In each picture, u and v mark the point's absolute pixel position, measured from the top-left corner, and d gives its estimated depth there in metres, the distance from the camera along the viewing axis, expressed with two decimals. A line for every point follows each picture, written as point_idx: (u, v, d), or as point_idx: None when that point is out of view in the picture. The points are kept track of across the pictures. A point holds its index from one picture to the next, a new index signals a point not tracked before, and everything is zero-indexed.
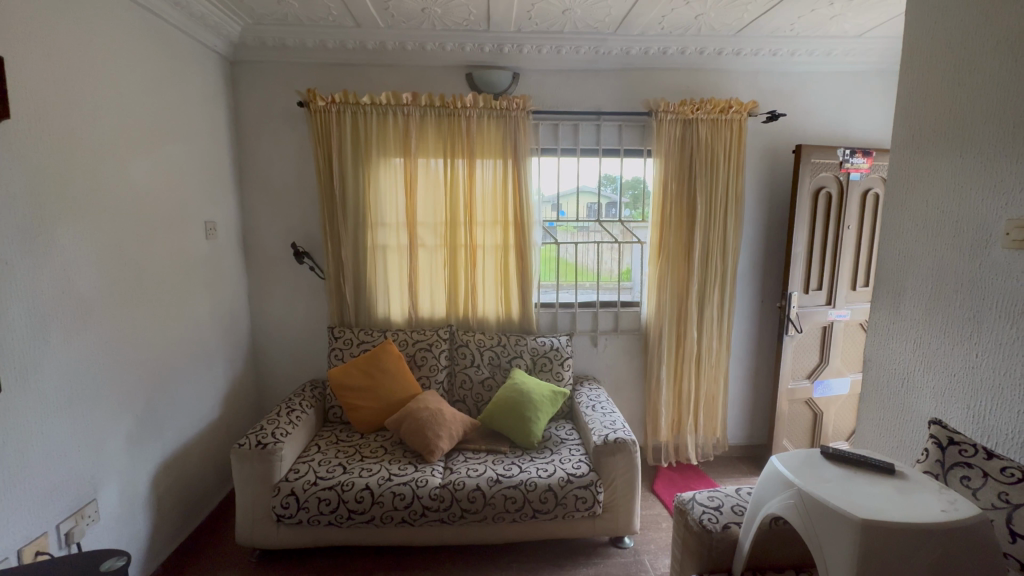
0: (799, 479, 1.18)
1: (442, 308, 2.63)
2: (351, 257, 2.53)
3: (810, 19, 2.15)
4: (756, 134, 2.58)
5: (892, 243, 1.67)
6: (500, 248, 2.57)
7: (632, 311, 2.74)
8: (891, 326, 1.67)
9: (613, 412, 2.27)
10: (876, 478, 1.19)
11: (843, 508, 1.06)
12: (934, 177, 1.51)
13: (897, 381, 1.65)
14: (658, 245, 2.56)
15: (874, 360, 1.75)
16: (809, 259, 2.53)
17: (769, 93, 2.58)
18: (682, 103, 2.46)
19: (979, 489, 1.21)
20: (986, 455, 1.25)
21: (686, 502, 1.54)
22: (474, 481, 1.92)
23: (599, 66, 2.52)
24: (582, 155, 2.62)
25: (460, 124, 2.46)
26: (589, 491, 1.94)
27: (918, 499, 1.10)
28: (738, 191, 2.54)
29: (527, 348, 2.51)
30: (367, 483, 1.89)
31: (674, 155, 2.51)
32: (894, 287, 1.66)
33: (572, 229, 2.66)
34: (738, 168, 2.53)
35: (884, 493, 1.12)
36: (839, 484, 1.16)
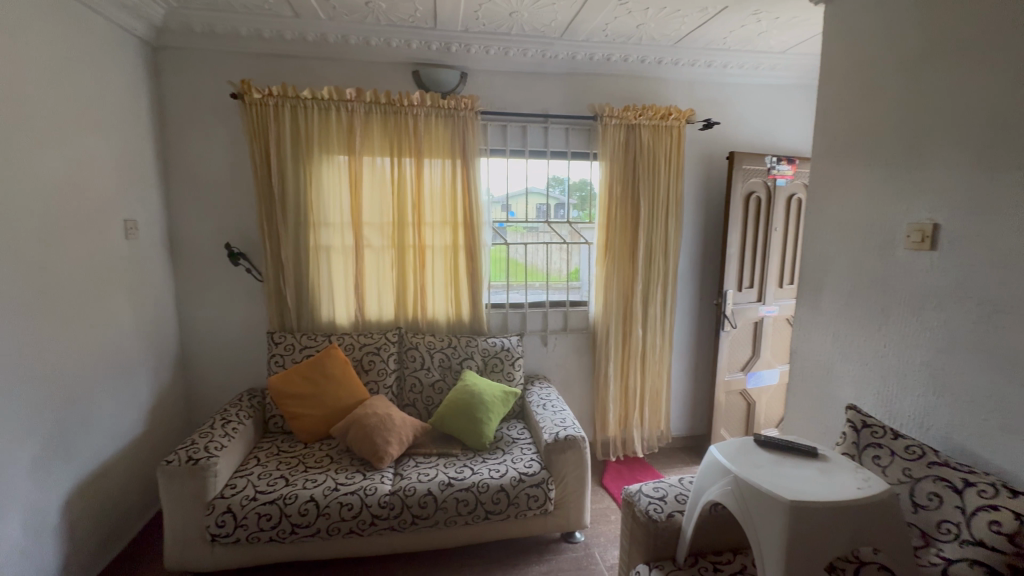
0: (735, 466, 1.26)
1: (390, 310, 2.57)
2: (292, 259, 2.41)
3: (740, 34, 2.29)
4: (694, 141, 2.72)
5: (813, 244, 1.81)
6: (449, 248, 2.55)
7: (580, 310, 2.80)
8: (813, 320, 1.82)
9: (563, 410, 2.32)
10: (802, 461, 1.29)
11: (773, 491, 1.14)
12: (848, 183, 1.66)
13: (818, 371, 1.80)
14: (605, 246, 2.63)
15: (799, 353, 1.89)
16: (742, 259, 2.70)
17: (705, 102, 2.72)
18: (626, 108, 2.54)
19: (887, 466, 1.34)
20: (893, 435, 1.39)
21: (633, 494, 1.59)
22: (425, 486, 1.88)
23: (546, 70, 2.55)
24: (530, 156, 2.64)
25: (407, 122, 2.41)
26: (541, 489, 1.96)
27: (838, 478, 1.20)
28: (678, 194, 2.67)
29: (478, 349, 2.50)
30: (311, 494, 1.81)
31: (618, 158, 2.59)
32: (815, 284, 1.81)
33: (521, 230, 2.68)
34: (677, 172, 2.65)
35: (809, 475, 1.21)
36: (770, 469, 1.24)
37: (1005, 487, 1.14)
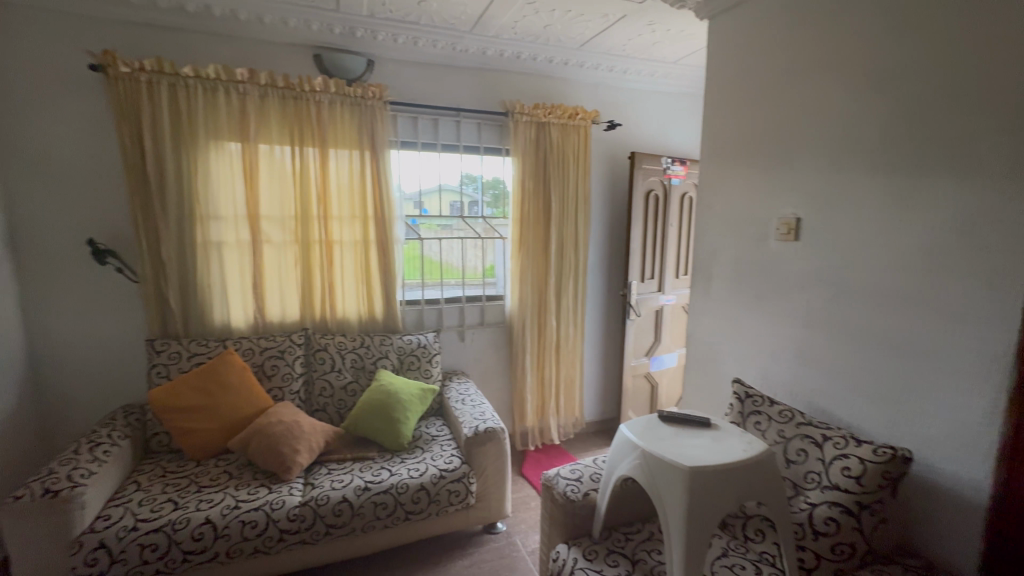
0: (642, 441, 1.36)
1: (295, 310, 2.39)
2: (176, 256, 2.15)
3: (637, 42, 2.46)
4: (599, 141, 2.88)
5: (703, 237, 2.01)
6: (360, 243, 2.43)
7: (496, 304, 2.83)
8: (705, 305, 2.01)
9: (482, 403, 2.33)
10: (698, 431, 1.42)
11: (675, 460, 1.25)
12: (730, 182, 1.86)
13: (710, 351, 2.00)
14: (519, 240, 2.69)
15: (694, 336, 2.09)
16: (643, 252, 2.91)
17: (608, 104, 2.89)
18: (535, 106, 2.61)
19: (765, 430, 1.54)
20: (770, 403, 1.60)
21: (552, 478, 1.65)
22: (339, 493, 1.78)
23: (457, 63, 2.53)
24: (443, 150, 2.61)
25: (309, 109, 2.25)
26: (461, 484, 1.96)
27: (727, 443, 1.34)
28: (586, 191, 2.80)
29: (393, 348, 2.43)
30: (207, 516, 1.63)
31: (530, 155, 2.65)
32: (705, 273, 2.00)
33: (436, 227, 2.64)
34: (585, 170, 2.78)
35: (704, 443, 1.34)
36: (672, 440, 1.36)
37: (853, 438, 1.36)
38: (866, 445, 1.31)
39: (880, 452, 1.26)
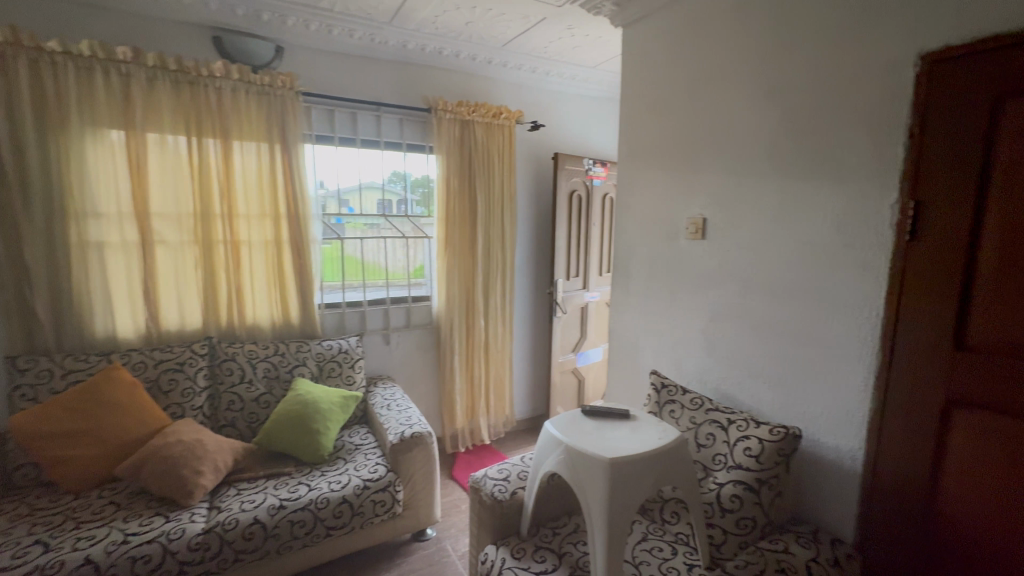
0: (566, 436, 1.38)
1: (196, 317, 2.17)
2: (43, 259, 1.86)
3: (558, 45, 2.51)
4: (523, 141, 2.90)
5: (621, 236, 2.09)
6: (271, 243, 2.26)
7: (423, 305, 2.76)
8: (625, 301, 2.10)
9: (409, 408, 2.26)
10: (619, 423, 1.48)
11: (596, 453, 1.28)
12: (645, 183, 1.95)
13: (630, 345, 2.09)
14: (445, 239, 2.64)
15: (615, 331, 2.17)
16: (568, 251, 2.98)
17: (532, 105, 2.93)
18: (459, 104, 2.58)
19: (679, 417, 1.64)
20: (683, 391, 1.71)
21: (479, 480, 1.63)
22: (249, 515, 1.64)
23: (375, 55, 2.43)
24: (362, 145, 2.50)
25: (208, 96, 2.05)
26: (387, 493, 1.88)
27: (645, 433, 1.41)
28: (512, 190, 2.82)
29: (311, 354, 2.28)
30: (86, 556, 1.42)
31: (454, 153, 2.62)
32: (624, 270, 2.09)
33: (361, 226, 2.53)
34: (510, 169, 2.80)
35: (623, 434, 1.40)
36: (594, 434, 1.40)
37: (753, 420, 1.48)
38: (764, 425, 1.43)
39: (775, 431, 1.39)
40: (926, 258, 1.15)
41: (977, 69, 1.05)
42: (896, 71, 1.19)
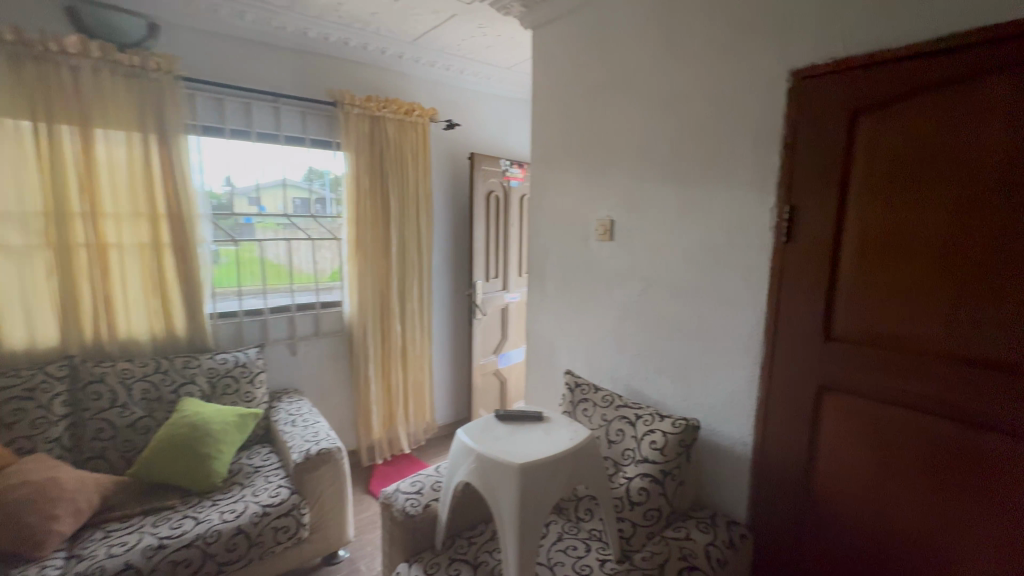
0: (478, 444, 1.35)
1: (50, 334, 1.85)
2: None
3: (471, 44, 2.47)
4: (439, 139, 2.83)
5: (536, 237, 2.10)
6: (148, 246, 1.99)
7: (333, 312, 2.60)
8: (540, 302, 2.11)
9: (317, 422, 2.10)
10: (532, 426, 1.47)
11: (507, 459, 1.26)
12: (557, 186, 1.97)
13: (546, 345, 2.11)
14: (356, 241, 2.50)
15: (532, 332, 2.18)
16: (487, 252, 2.96)
17: (447, 104, 2.86)
18: (368, 98, 2.45)
19: (591, 415, 1.67)
20: (595, 389, 1.75)
21: (390, 495, 1.55)
22: (119, 560, 1.42)
23: (272, 41, 2.24)
24: (259, 139, 2.28)
25: (60, 74, 1.75)
26: (291, 518, 1.73)
27: (557, 434, 1.41)
28: (428, 190, 2.73)
29: (200, 370, 2.04)
30: None
31: (364, 150, 2.48)
32: (539, 272, 2.10)
33: (274, 225, 2.36)
34: (425, 169, 2.71)
35: (535, 437, 1.39)
36: (507, 439, 1.38)
37: (657, 414, 1.54)
38: (668, 418, 1.49)
39: (677, 423, 1.46)
40: (800, 258, 1.26)
41: (837, 86, 1.16)
42: (771, 85, 1.29)
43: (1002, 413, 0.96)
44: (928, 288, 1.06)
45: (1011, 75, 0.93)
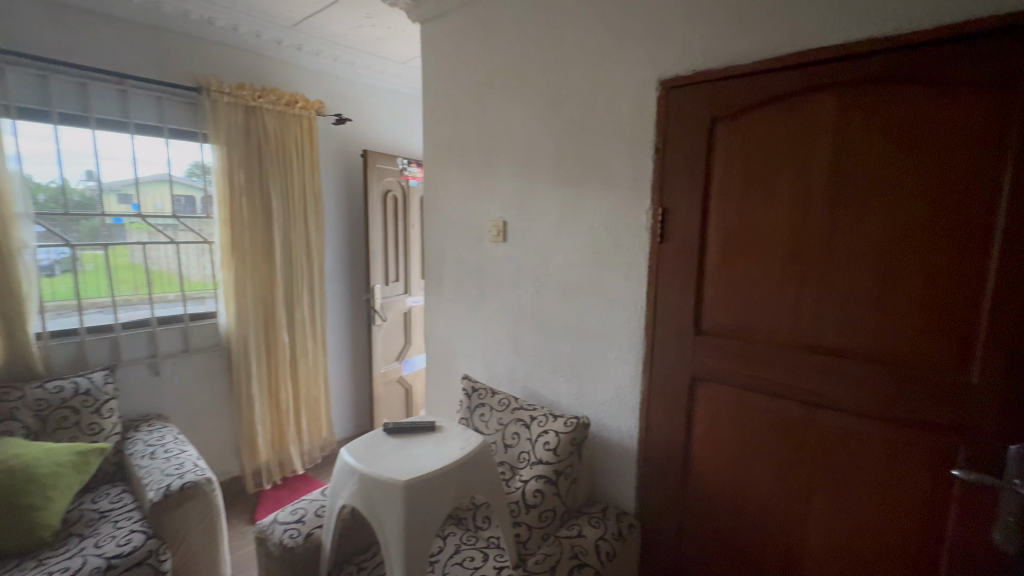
0: (361, 463, 1.25)
1: None
2: None
3: (358, 34, 2.30)
4: (328, 135, 2.64)
5: (431, 239, 2.03)
6: None
7: (206, 324, 2.30)
8: (437, 306, 2.05)
9: (183, 451, 1.84)
10: (422, 438, 1.40)
11: (390, 476, 1.17)
12: (450, 186, 1.92)
13: (444, 350, 2.05)
14: (232, 244, 2.24)
15: (430, 337, 2.11)
16: (385, 255, 2.83)
17: (336, 97, 2.68)
18: (240, 86, 2.21)
19: (488, 420, 1.64)
20: (492, 393, 1.72)
21: (266, 528, 1.40)
22: None
23: (114, 12, 1.91)
24: (99, 126, 1.94)
25: None
26: (144, 568, 1.45)
27: (448, 444, 1.35)
28: (316, 189, 2.54)
29: (23, 403, 1.69)
30: None
31: (238, 143, 2.23)
32: (436, 275, 2.04)
33: (145, 227, 2.09)
34: (313, 166, 2.52)
35: (425, 450, 1.32)
36: (394, 455, 1.29)
37: (551, 413, 1.55)
38: (560, 418, 1.51)
39: (568, 422, 1.47)
40: (672, 257, 1.33)
41: (698, 96, 1.24)
42: (644, 93, 1.35)
43: (835, 393, 1.08)
44: (776, 283, 1.16)
45: (833, 92, 1.05)
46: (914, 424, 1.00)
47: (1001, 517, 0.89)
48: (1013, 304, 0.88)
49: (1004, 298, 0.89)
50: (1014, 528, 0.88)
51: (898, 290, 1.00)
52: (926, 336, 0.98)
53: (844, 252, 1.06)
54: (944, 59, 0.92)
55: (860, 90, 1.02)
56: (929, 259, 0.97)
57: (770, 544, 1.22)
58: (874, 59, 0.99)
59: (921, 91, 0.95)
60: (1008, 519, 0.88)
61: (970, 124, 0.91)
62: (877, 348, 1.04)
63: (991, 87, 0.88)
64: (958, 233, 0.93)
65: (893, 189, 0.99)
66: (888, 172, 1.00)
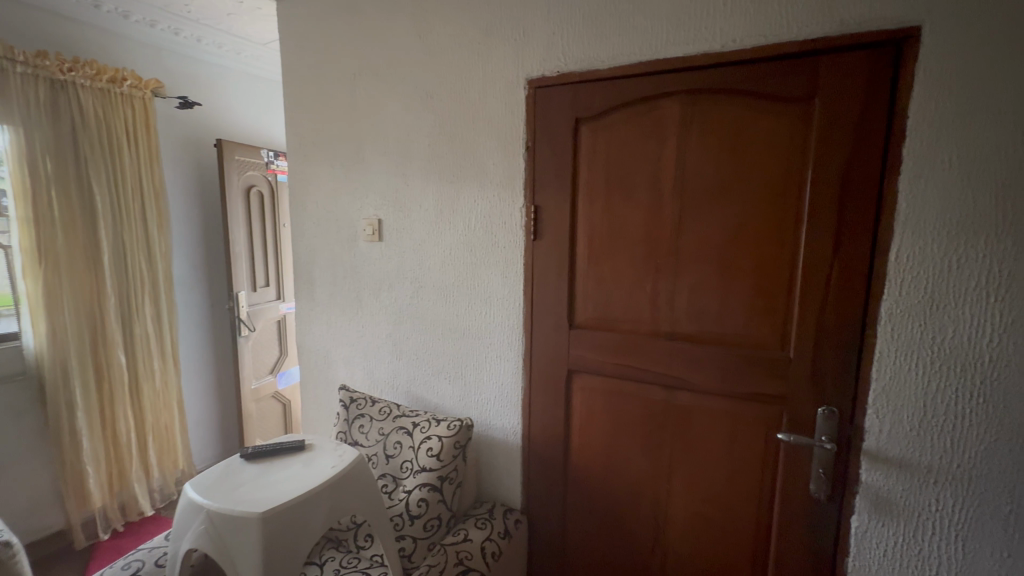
0: (209, 499, 1.07)
1: None
2: None
3: (204, 6, 1.97)
4: (170, 120, 2.29)
5: (300, 239, 1.85)
6: None
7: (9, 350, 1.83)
8: (311, 312, 1.88)
9: None
10: (288, 460, 1.24)
11: (244, 511, 1.02)
12: (319, 181, 1.77)
13: (321, 359, 1.89)
14: (38, 249, 1.82)
15: (304, 346, 1.93)
16: (251, 257, 2.54)
17: (180, 77, 2.33)
18: (41, 53, 1.78)
19: (368, 431, 1.54)
20: (372, 401, 1.62)
21: None
22: None
23: None
24: None
25: None
26: None
27: (318, 464, 1.22)
28: (157, 183, 2.18)
29: None
30: None
31: (42, 125, 1.81)
32: (307, 278, 1.86)
33: None
34: (150, 155, 2.16)
35: (290, 474, 1.17)
36: (251, 484, 1.13)
37: (434, 418, 1.50)
38: (443, 422, 1.46)
39: (451, 426, 1.43)
40: (546, 254, 1.35)
41: (563, 97, 1.28)
42: (514, 91, 1.35)
43: (690, 375, 1.18)
44: (638, 275, 1.24)
45: (678, 98, 1.14)
46: (751, 396, 1.13)
47: (814, 470, 1.07)
48: (818, 287, 1.03)
49: (811, 282, 1.04)
50: (823, 477, 1.06)
51: (736, 278, 1.12)
52: (757, 318, 1.11)
53: (692, 245, 1.16)
54: (762, 75, 1.04)
55: (700, 98, 1.12)
56: (757, 250, 1.09)
57: (641, 520, 1.31)
58: (710, 71, 1.10)
59: (746, 102, 1.07)
60: (819, 471, 1.06)
61: (783, 132, 1.04)
62: (720, 332, 1.16)
63: (797, 100, 1.02)
64: (777, 228, 1.07)
65: (728, 187, 1.11)
66: (724, 172, 1.11)
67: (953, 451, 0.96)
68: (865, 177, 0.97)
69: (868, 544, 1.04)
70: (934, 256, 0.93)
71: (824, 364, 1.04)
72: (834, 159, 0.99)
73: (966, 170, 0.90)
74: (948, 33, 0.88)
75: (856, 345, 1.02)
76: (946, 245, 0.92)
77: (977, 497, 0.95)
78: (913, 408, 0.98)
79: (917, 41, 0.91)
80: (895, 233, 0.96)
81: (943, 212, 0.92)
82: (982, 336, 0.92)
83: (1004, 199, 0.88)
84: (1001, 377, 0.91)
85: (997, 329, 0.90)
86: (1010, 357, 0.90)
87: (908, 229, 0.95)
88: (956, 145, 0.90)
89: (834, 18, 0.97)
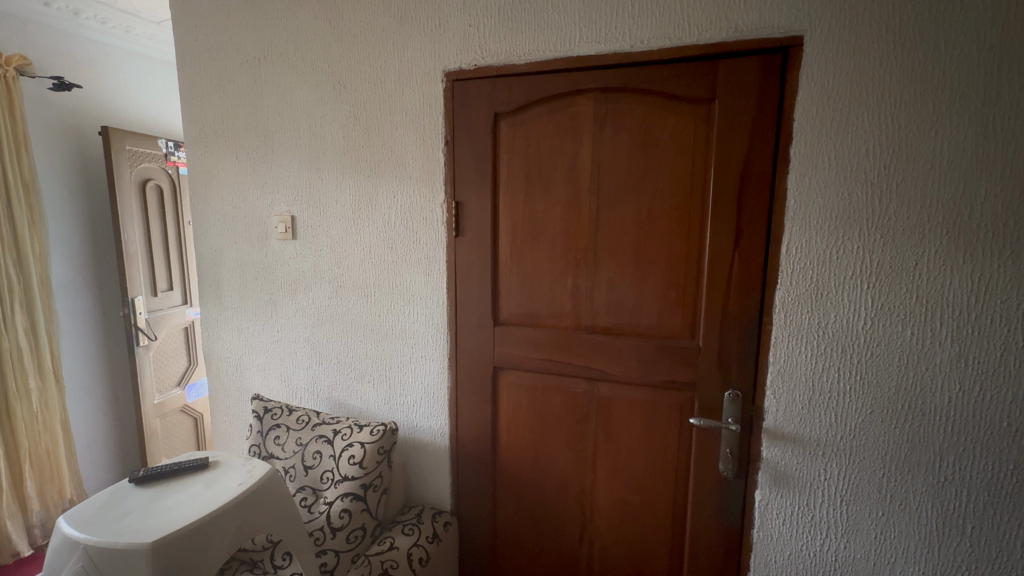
0: (88, 532, 0.94)
1: None
2: None
3: None
4: (42, 103, 2.00)
5: (203, 238, 1.70)
6: None
7: None
8: (218, 317, 1.73)
9: None
10: (188, 480, 1.12)
11: (131, 542, 0.91)
12: (223, 175, 1.62)
13: (231, 368, 1.75)
14: None
15: (211, 354, 1.77)
16: (149, 258, 2.29)
17: (55, 54, 2.04)
18: None
19: (284, 442, 1.44)
20: (288, 410, 1.51)
21: None
22: None
23: None
24: None
25: None
26: None
27: (222, 482, 1.11)
28: (26, 173, 1.89)
29: None
30: None
31: None
32: (213, 280, 1.71)
33: None
34: (17, 142, 1.87)
35: (189, 496, 1.06)
36: (141, 512, 1.00)
37: (356, 424, 1.42)
38: (366, 427, 1.39)
39: (374, 431, 1.36)
40: (468, 249, 1.33)
41: (481, 90, 1.26)
42: (431, 83, 1.31)
43: (610, 367, 1.21)
44: (559, 270, 1.25)
45: (592, 95, 1.16)
46: (665, 384, 1.18)
47: (723, 450, 1.13)
48: (721, 278, 1.09)
49: (715, 274, 1.09)
50: (730, 456, 1.13)
51: (649, 271, 1.17)
52: (669, 309, 1.16)
53: (609, 240, 1.19)
54: (669, 75, 1.08)
55: (612, 96, 1.14)
56: (668, 243, 1.14)
57: (568, 510, 1.33)
58: (620, 71, 1.12)
59: (655, 101, 1.11)
60: (726, 451, 1.13)
61: (688, 130, 1.09)
62: (637, 324, 1.20)
63: (699, 101, 1.07)
64: (687, 222, 1.12)
65: (641, 184, 1.14)
66: (636, 169, 1.14)
67: (837, 424, 1.05)
68: (760, 173, 1.04)
69: (769, 515, 1.13)
70: (817, 249, 1.02)
71: (728, 349, 1.11)
72: (731, 157, 1.05)
73: (842, 168, 0.99)
74: (824, 43, 0.97)
75: (755, 331, 1.09)
76: (828, 237, 1.01)
77: (857, 465, 1.05)
78: (804, 387, 1.07)
79: (799, 49, 0.98)
80: (786, 226, 1.04)
81: (826, 208, 1.01)
82: (858, 319, 1.02)
83: (873, 195, 0.97)
84: (874, 355, 1.01)
85: (870, 312, 1.00)
86: (880, 337, 1.00)
87: (796, 223, 1.03)
88: (833, 147, 0.99)
89: (729, 25, 1.03)
